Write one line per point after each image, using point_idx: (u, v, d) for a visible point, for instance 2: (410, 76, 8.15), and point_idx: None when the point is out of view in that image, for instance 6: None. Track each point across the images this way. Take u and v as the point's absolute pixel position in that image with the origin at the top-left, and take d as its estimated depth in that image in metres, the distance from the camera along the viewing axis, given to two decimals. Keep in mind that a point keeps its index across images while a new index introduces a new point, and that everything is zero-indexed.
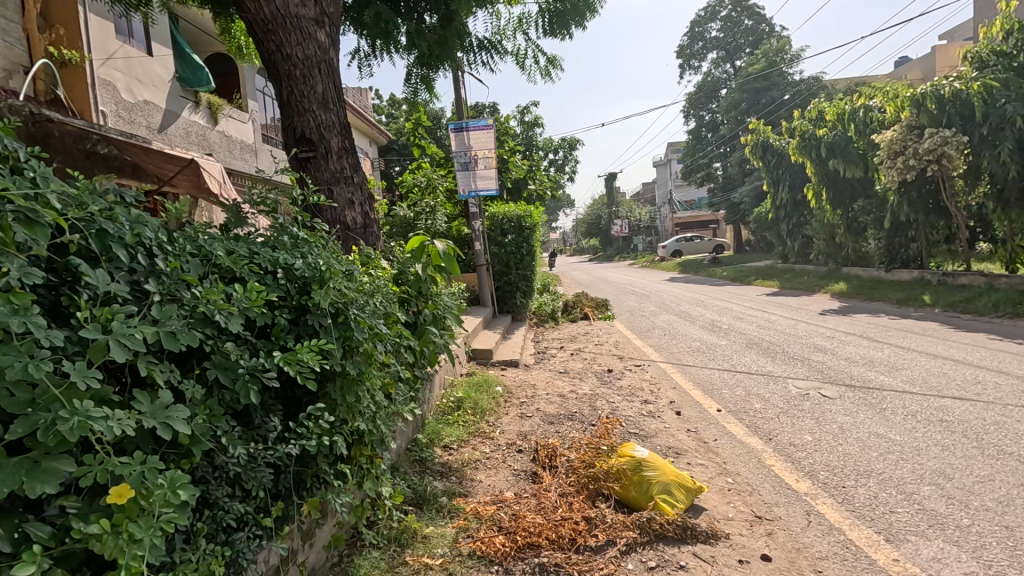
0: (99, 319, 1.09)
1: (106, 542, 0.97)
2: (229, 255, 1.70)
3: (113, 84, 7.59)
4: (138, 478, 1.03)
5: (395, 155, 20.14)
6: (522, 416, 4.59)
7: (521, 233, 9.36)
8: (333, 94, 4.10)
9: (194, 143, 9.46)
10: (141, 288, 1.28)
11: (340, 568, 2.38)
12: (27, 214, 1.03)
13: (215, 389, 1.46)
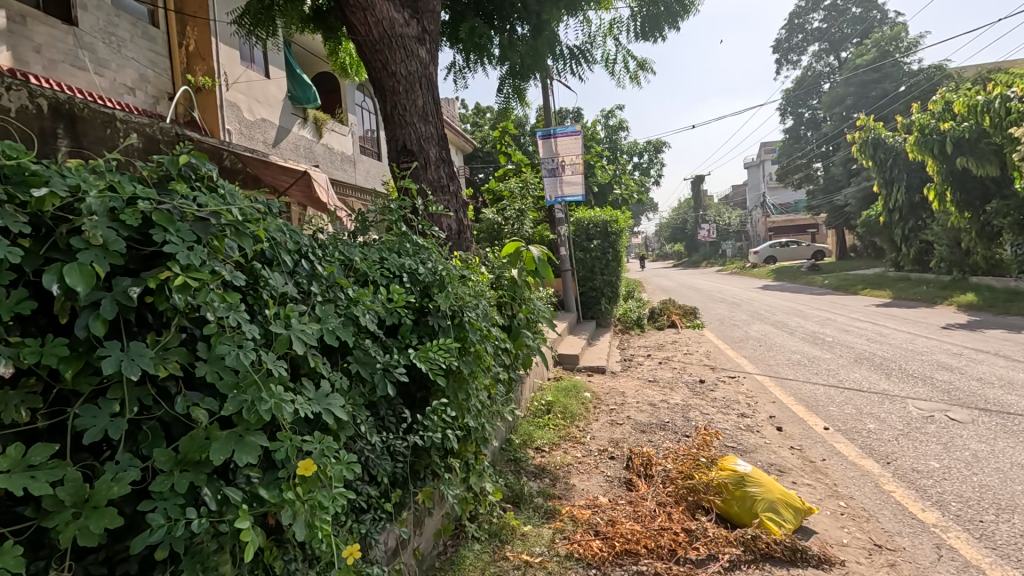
0: (282, 317, 1.26)
1: (299, 509, 1.15)
2: (365, 260, 1.89)
3: (236, 105, 8.48)
4: (320, 455, 1.22)
5: (480, 162, 20.78)
6: (613, 423, 4.56)
7: (607, 238, 9.30)
8: (431, 107, 4.36)
9: (304, 156, 10.35)
10: (306, 289, 1.47)
11: (446, 557, 2.52)
12: (235, 226, 1.20)
13: (357, 382, 1.62)
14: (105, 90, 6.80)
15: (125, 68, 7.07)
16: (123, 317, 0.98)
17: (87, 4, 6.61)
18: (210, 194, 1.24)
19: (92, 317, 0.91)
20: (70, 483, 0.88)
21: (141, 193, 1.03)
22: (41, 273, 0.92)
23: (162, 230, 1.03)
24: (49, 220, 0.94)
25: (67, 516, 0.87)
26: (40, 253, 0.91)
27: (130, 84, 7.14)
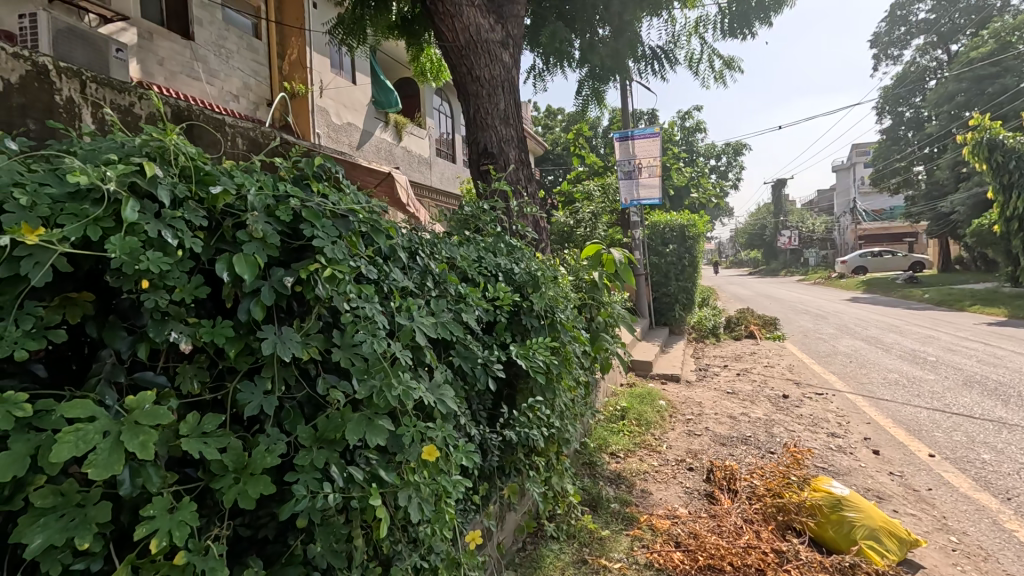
0: (403, 310, 1.34)
1: (419, 491, 1.24)
2: (467, 259, 1.97)
3: (326, 110, 9.01)
4: (438, 442, 1.30)
5: (550, 164, 20.84)
6: (690, 433, 4.43)
7: (684, 243, 8.99)
8: (513, 110, 4.41)
9: (385, 159, 10.81)
10: (420, 285, 1.56)
11: (526, 553, 2.56)
12: (371, 225, 1.30)
13: (459, 375, 1.69)
14: (215, 98, 7.46)
15: (231, 77, 7.72)
16: (276, 304, 1.07)
17: (202, 20, 7.29)
18: (345, 195, 1.34)
19: (253, 302, 1.01)
20: (233, 451, 0.97)
21: (292, 191, 1.13)
22: (212, 260, 1.03)
23: (310, 226, 1.12)
24: (219, 214, 1.05)
25: (229, 480, 0.97)
26: (212, 243, 1.02)
27: (235, 92, 7.80)
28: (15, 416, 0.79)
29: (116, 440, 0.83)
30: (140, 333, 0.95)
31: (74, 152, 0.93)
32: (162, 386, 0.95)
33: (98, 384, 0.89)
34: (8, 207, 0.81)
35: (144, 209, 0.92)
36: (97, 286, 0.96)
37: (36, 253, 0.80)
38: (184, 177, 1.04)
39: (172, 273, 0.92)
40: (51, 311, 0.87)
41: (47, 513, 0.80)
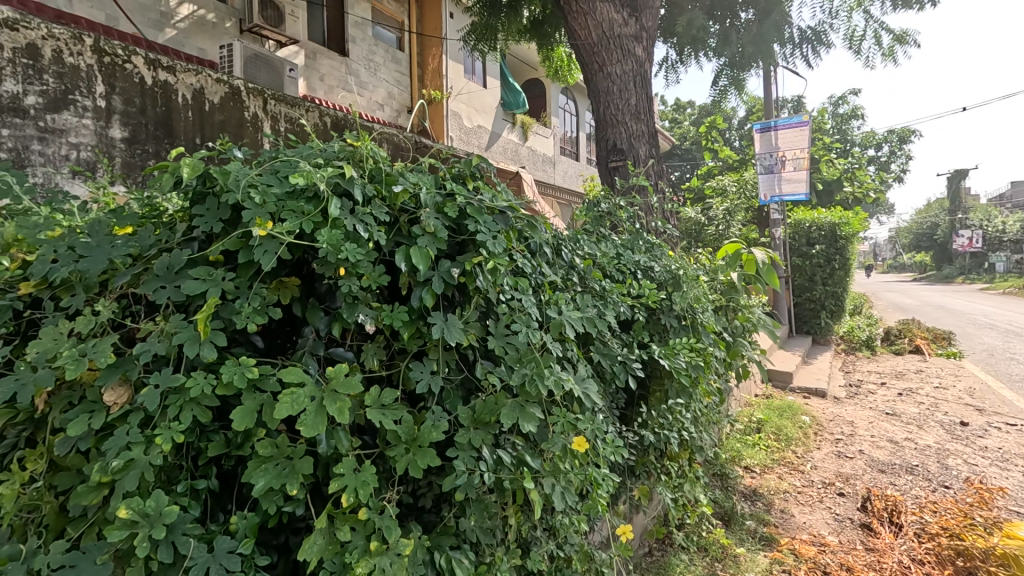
0: (552, 303, 1.38)
1: (563, 479, 1.28)
2: (606, 255, 1.98)
3: (458, 114, 9.51)
4: (585, 435, 1.32)
5: (678, 160, 19.90)
6: (840, 455, 3.97)
7: (835, 243, 8.04)
8: (645, 105, 4.27)
9: (512, 158, 11.09)
10: (565, 278, 1.61)
11: (654, 560, 2.49)
12: (526, 220, 1.35)
13: (599, 370, 1.71)
14: (365, 107, 8.28)
15: (378, 88, 8.50)
16: (443, 293, 1.16)
17: (356, 37, 8.09)
18: (502, 192, 1.41)
19: (425, 290, 1.11)
20: (405, 424, 1.07)
21: (457, 188, 1.22)
22: (392, 252, 1.14)
23: (474, 221, 1.19)
24: (397, 211, 1.16)
25: (401, 450, 1.07)
26: (391, 236, 1.13)
27: (381, 101, 8.56)
28: (245, 377, 0.95)
29: (319, 405, 0.96)
30: (334, 314, 1.08)
31: (290, 158, 1.09)
32: (351, 361, 1.07)
33: (303, 355, 1.03)
34: (246, 204, 0.98)
35: (342, 205, 1.05)
36: (301, 272, 1.11)
37: (265, 243, 0.96)
38: (371, 177, 1.17)
39: (363, 262, 1.05)
40: (271, 292, 1.03)
41: (267, 461, 0.96)
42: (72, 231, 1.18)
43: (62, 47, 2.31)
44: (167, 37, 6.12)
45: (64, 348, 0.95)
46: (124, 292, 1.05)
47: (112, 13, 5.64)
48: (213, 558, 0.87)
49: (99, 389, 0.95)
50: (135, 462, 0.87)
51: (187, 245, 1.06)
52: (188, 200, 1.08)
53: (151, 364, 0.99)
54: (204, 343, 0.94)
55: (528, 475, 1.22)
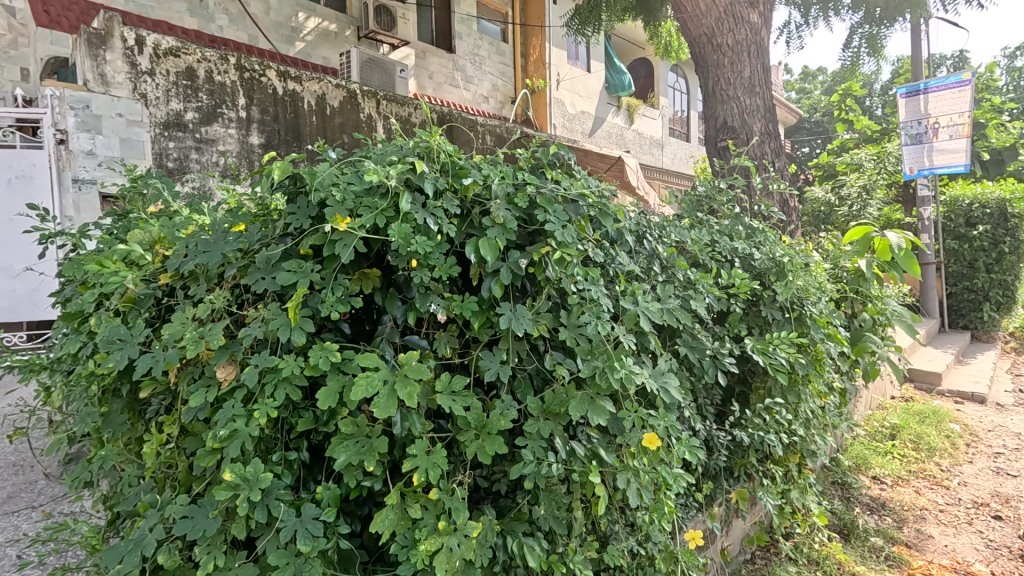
0: (628, 294, 1.33)
1: (638, 476, 1.24)
2: (698, 242, 1.86)
3: (562, 101, 9.45)
4: (661, 431, 1.26)
5: (805, 135, 17.99)
6: (1000, 472, 3.37)
7: (1004, 223, 6.77)
8: (760, 77, 3.89)
9: (616, 143, 10.77)
10: (646, 268, 1.56)
11: (755, 567, 2.32)
12: (599, 208, 1.30)
13: (685, 365, 1.62)
14: (470, 101, 8.54)
15: (483, 81, 8.70)
16: (513, 284, 1.17)
17: (462, 33, 8.34)
18: (578, 182, 1.38)
19: (494, 281, 1.13)
20: (474, 411, 1.10)
21: (529, 178, 1.22)
22: (463, 244, 1.17)
23: (544, 211, 1.18)
24: (469, 203, 1.18)
25: (471, 436, 1.10)
26: (463, 228, 1.16)
27: (486, 94, 8.77)
28: (328, 360, 1.03)
29: (392, 389, 1.02)
30: (409, 303, 1.14)
31: (369, 157, 1.16)
32: (424, 348, 1.13)
33: (380, 342, 1.11)
34: (329, 202, 1.06)
35: (415, 200, 1.10)
36: (382, 264, 1.19)
37: (343, 237, 1.03)
38: (444, 171, 1.20)
39: (434, 254, 1.09)
40: (353, 283, 1.11)
41: (348, 438, 1.04)
42: (200, 229, 1.37)
43: (211, 70, 4.28)
44: (297, 49, 6.85)
45: (187, 331, 1.10)
46: (235, 282, 1.20)
47: (253, 33, 6.45)
48: (300, 522, 0.97)
49: (214, 367, 1.09)
50: (238, 432, 1.00)
51: (283, 240, 1.17)
52: (284, 200, 1.19)
53: (254, 345, 1.12)
54: (294, 329, 1.04)
55: (599, 468, 1.20)
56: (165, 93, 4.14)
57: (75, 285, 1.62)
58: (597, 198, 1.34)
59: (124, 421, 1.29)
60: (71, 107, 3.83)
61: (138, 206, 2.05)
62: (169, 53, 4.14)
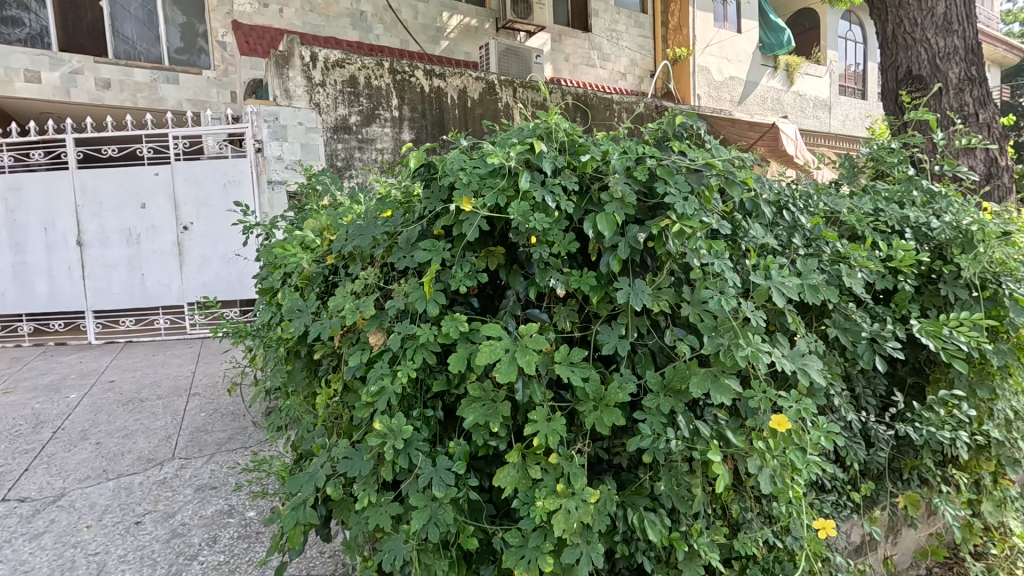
0: (761, 269, 1.24)
1: (769, 461, 1.16)
2: (853, 212, 1.65)
3: (707, 69, 8.79)
4: (797, 415, 1.17)
5: None
6: None
7: None
8: (960, 11, 3.16)
9: (772, 109, 9.71)
10: (785, 241, 1.44)
11: None
12: (726, 177, 1.22)
13: (835, 348, 1.47)
14: (607, 80, 8.39)
15: (621, 57, 8.47)
16: (632, 258, 1.17)
17: (599, 10, 8.17)
18: (704, 150, 1.31)
19: (612, 256, 1.13)
20: (593, 382, 1.13)
21: (651, 151, 1.20)
22: (582, 220, 1.20)
23: (664, 184, 1.15)
24: (588, 179, 1.20)
25: (590, 407, 1.14)
26: (581, 205, 1.19)
27: (623, 70, 8.53)
28: (458, 330, 1.14)
29: (513, 356, 1.09)
30: (531, 279, 1.20)
31: (493, 141, 1.23)
32: (544, 321, 1.18)
33: (504, 315, 1.19)
34: (457, 184, 1.15)
35: (534, 178, 1.15)
36: (506, 242, 1.26)
37: (469, 217, 1.12)
38: (564, 150, 1.23)
39: (552, 230, 1.13)
40: (479, 260, 1.20)
41: (476, 401, 1.14)
42: (357, 217, 1.58)
43: (370, 75, 4.87)
44: (442, 48, 7.40)
45: (347, 303, 1.30)
46: (383, 261, 1.37)
47: (405, 38, 7.12)
48: (435, 471, 1.10)
49: (367, 333, 1.27)
50: (385, 389, 1.15)
51: (420, 222, 1.31)
52: (421, 186, 1.32)
53: (397, 315, 1.27)
54: (429, 301, 1.17)
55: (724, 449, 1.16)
56: (334, 100, 4.75)
57: (269, 267, 1.99)
58: (726, 167, 1.26)
59: (304, 379, 1.57)
60: (265, 120, 4.57)
61: (315, 200, 2.43)
62: (337, 65, 4.72)
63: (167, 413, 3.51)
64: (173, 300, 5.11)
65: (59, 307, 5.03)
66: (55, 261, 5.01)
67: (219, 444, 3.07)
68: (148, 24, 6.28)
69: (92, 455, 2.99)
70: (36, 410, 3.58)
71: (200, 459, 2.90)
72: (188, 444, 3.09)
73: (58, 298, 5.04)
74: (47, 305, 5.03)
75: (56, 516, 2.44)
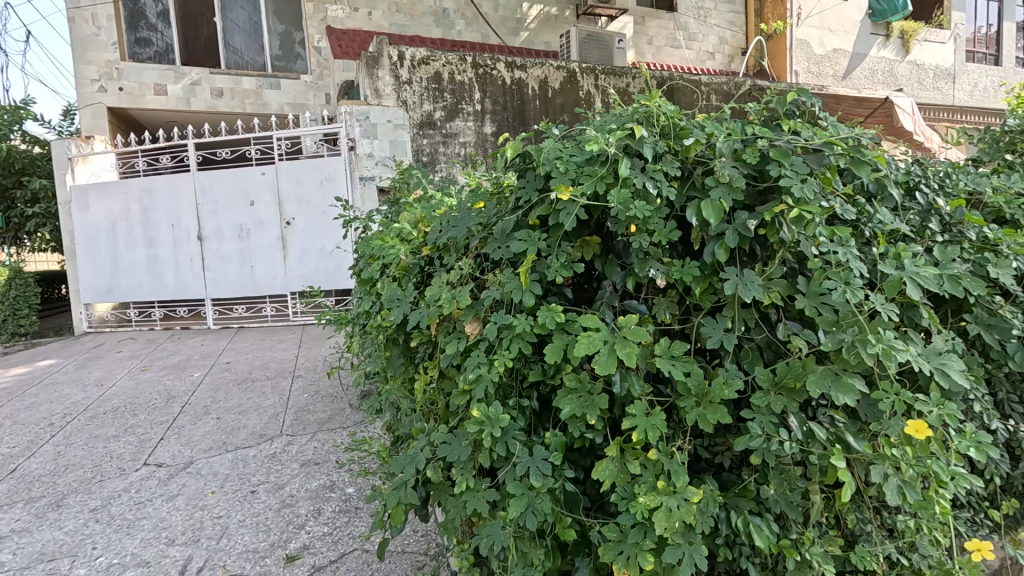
0: (892, 257, 1.12)
1: (899, 470, 1.06)
2: (1000, 191, 1.44)
3: (807, 42, 8.12)
4: (935, 421, 1.05)
5: None
6: None
7: None
8: None
9: (883, 82, 8.78)
10: (917, 227, 1.29)
11: None
12: (853, 157, 1.12)
13: (976, 346, 1.30)
14: (693, 61, 8.01)
15: (709, 36, 8.03)
16: (740, 247, 1.10)
17: None
18: (822, 128, 1.20)
19: (718, 245, 1.07)
20: (696, 378, 1.08)
21: (762, 131, 1.11)
22: (684, 207, 1.14)
23: (778, 166, 1.07)
24: (691, 164, 1.14)
25: (692, 403, 1.09)
26: (684, 191, 1.13)
27: (711, 50, 8.09)
28: (554, 321, 1.13)
29: (612, 348, 1.06)
30: (628, 269, 1.16)
31: (589, 128, 1.19)
32: (643, 313, 1.14)
33: (600, 306, 1.16)
34: (553, 173, 1.13)
35: (634, 165, 1.11)
36: (601, 232, 1.23)
37: (567, 206, 1.10)
38: (664, 135, 1.17)
39: (653, 219, 1.09)
40: (575, 250, 1.18)
41: (572, 392, 1.12)
42: (450, 209, 1.62)
43: (453, 70, 4.96)
44: (522, 38, 7.42)
45: (443, 293, 1.33)
46: (478, 252, 1.38)
47: (486, 31, 7.22)
48: (532, 460, 1.10)
49: (463, 323, 1.30)
50: (482, 377, 1.17)
51: (514, 212, 1.31)
52: (514, 177, 1.32)
53: (493, 306, 1.28)
54: (524, 291, 1.17)
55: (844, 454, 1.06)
56: (420, 97, 4.90)
57: (367, 258, 2.11)
58: (850, 146, 1.15)
59: (401, 365, 1.64)
60: (357, 119, 4.81)
61: (407, 194, 2.53)
62: (422, 62, 4.85)
63: (275, 392, 3.82)
64: (277, 290, 5.55)
65: (185, 295, 5.64)
66: (181, 254, 5.61)
67: (320, 423, 3.30)
68: (254, 34, 6.82)
69: (213, 428, 3.33)
70: (167, 386, 4.04)
71: (304, 437, 3.14)
72: (293, 422, 3.36)
73: (183, 287, 5.64)
74: (175, 293, 5.66)
75: (187, 481, 2.75)
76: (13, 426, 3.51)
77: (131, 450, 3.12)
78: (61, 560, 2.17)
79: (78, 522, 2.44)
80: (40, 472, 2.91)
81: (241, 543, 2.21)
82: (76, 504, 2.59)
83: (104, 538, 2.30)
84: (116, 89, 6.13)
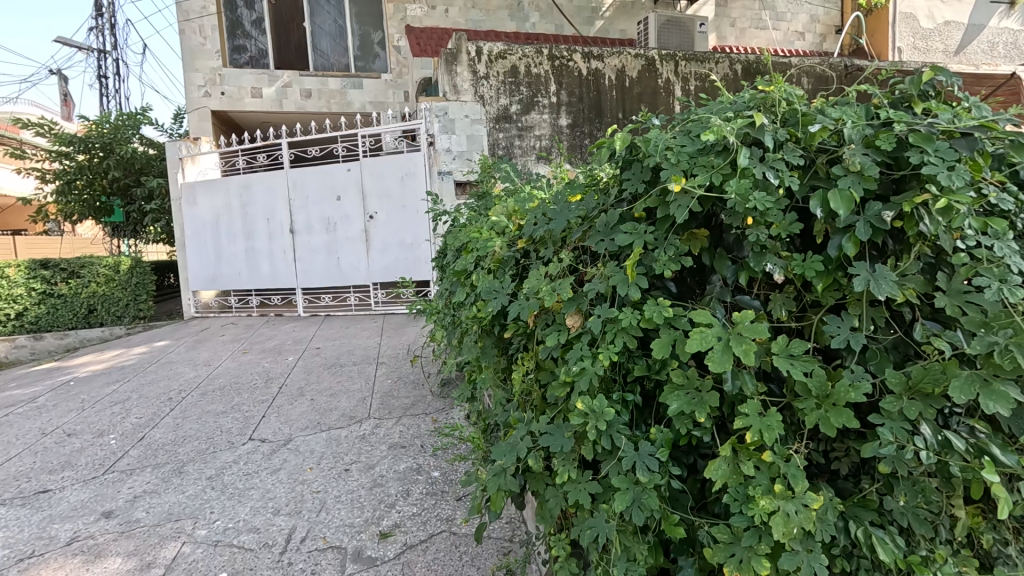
0: None
1: None
2: None
3: (913, 15, 7.39)
4: None
5: None
6: None
7: None
8: None
9: (1005, 57, 7.82)
10: None
11: None
12: (1015, 141, 1.03)
13: None
14: (780, 42, 7.54)
15: (799, 14, 7.51)
16: (871, 241, 1.03)
17: None
18: (969, 110, 1.09)
19: (846, 238, 1.01)
20: (818, 378, 1.02)
21: (897, 115, 1.03)
22: (805, 197, 1.08)
23: (918, 152, 0.99)
24: (814, 152, 1.07)
25: (812, 404, 1.03)
26: (806, 181, 1.07)
27: (802, 29, 7.56)
28: (662, 315, 1.11)
29: (726, 344, 1.03)
30: (741, 263, 1.11)
31: (701, 116, 1.15)
32: (758, 309, 1.10)
33: (710, 301, 1.13)
34: (664, 165, 1.11)
35: (752, 154, 1.06)
36: (710, 224, 1.18)
37: (679, 198, 1.07)
38: (785, 122, 1.11)
39: (773, 210, 1.04)
40: (684, 243, 1.15)
41: (679, 388, 1.10)
42: (544, 202, 1.62)
43: (530, 63, 4.97)
44: (597, 28, 7.33)
45: (543, 286, 1.34)
46: (577, 245, 1.38)
47: (561, 23, 7.19)
48: (638, 456, 1.10)
49: (564, 315, 1.31)
50: (586, 370, 1.17)
51: (618, 205, 1.29)
52: (617, 169, 1.30)
53: (595, 299, 1.27)
54: (630, 285, 1.15)
55: (990, 467, 0.97)
56: (497, 91, 4.94)
57: (458, 249, 2.17)
58: (1006, 129, 1.05)
59: (494, 355, 1.67)
60: (437, 115, 4.91)
61: (493, 187, 2.58)
62: (499, 56, 4.90)
63: (362, 377, 4.04)
64: (361, 280, 5.83)
65: (279, 284, 6.06)
66: (275, 246, 6.03)
67: (405, 408, 3.45)
68: (339, 37, 7.16)
69: (308, 409, 3.57)
70: (266, 368, 4.38)
71: (391, 421, 3.29)
72: (380, 406, 3.53)
73: (277, 277, 6.06)
74: (270, 282, 6.09)
75: (288, 456, 2.97)
76: (139, 399, 3.94)
77: (238, 425, 3.41)
78: (185, 521, 2.42)
79: (197, 488, 2.70)
80: (162, 441, 3.25)
81: (338, 517, 2.36)
82: (195, 471, 2.87)
83: (220, 504, 2.54)
84: (220, 93, 6.65)
